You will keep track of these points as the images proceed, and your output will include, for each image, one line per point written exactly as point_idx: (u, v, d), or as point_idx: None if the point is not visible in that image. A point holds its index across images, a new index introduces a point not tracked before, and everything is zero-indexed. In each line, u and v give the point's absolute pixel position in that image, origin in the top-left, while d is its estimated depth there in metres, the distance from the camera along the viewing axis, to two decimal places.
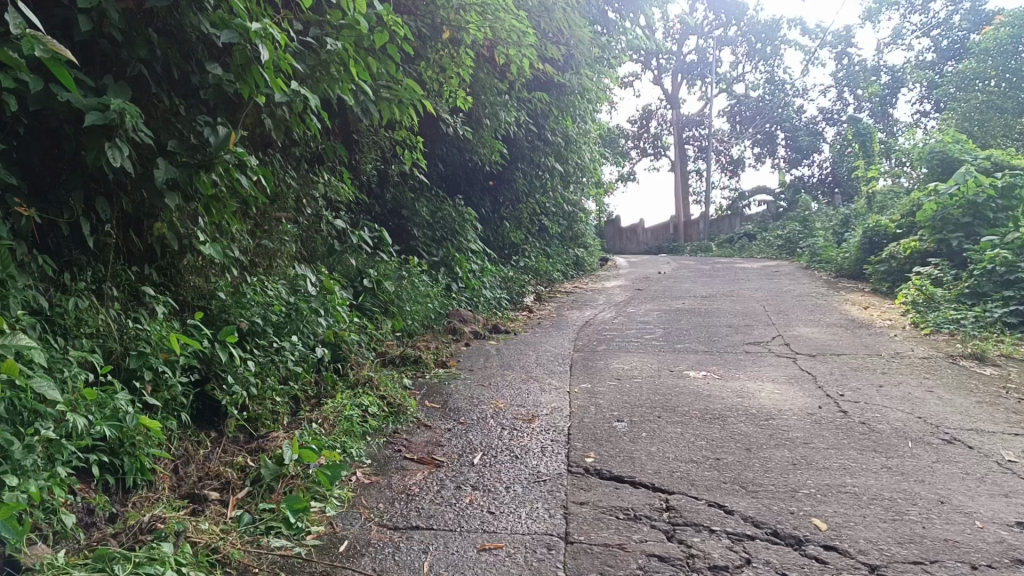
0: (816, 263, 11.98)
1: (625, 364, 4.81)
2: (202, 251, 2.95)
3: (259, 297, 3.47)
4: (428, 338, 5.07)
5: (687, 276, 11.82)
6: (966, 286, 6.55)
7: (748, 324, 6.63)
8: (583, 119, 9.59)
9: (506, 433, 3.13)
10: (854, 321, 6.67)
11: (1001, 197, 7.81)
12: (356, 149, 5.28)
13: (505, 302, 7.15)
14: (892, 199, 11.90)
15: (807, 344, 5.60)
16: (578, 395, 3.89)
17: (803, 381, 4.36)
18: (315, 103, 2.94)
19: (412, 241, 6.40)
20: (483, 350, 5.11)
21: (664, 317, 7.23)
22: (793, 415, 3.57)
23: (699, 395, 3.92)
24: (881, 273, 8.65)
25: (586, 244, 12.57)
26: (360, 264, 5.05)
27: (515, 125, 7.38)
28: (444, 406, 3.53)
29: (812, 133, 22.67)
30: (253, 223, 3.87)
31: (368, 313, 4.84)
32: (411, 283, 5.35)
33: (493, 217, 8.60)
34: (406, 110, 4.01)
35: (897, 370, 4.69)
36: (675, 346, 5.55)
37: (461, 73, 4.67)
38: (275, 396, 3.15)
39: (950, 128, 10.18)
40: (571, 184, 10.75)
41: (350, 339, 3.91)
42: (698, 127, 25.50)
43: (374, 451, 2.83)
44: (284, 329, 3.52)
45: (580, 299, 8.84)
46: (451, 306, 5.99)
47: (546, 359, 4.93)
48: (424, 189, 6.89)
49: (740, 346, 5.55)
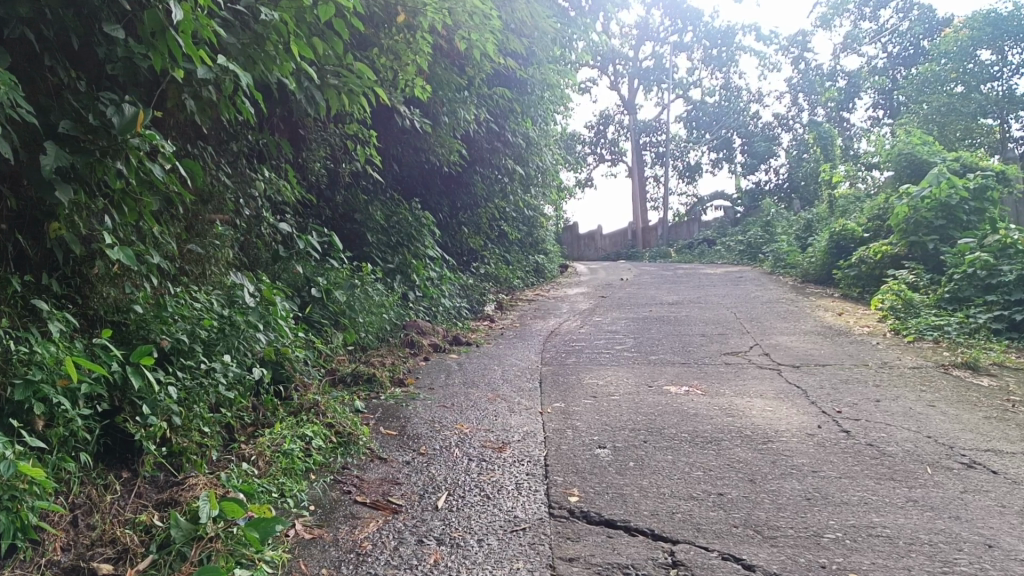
0: (780, 269, 11.75)
1: (599, 379, 4.41)
2: (110, 255, 2.44)
3: (187, 312, 3.00)
4: (383, 353, 4.64)
5: (651, 283, 11.51)
6: (947, 291, 6.29)
7: (723, 332, 6.29)
8: (543, 119, 9.20)
9: (474, 467, 2.70)
10: (832, 329, 6.37)
11: (974, 198, 7.60)
12: (303, 145, 4.83)
13: (465, 311, 6.73)
14: (855, 203, 11.72)
15: (788, 354, 5.26)
16: (553, 417, 3.48)
17: (794, 395, 4.01)
18: (245, 82, 2.50)
19: (365, 247, 5.96)
20: (445, 365, 4.68)
21: (633, 326, 6.86)
22: (794, 437, 3.19)
23: (687, 415, 3.54)
24: (851, 278, 8.39)
25: (546, 249, 12.20)
26: (308, 272, 4.60)
27: (475, 123, 6.96)
28: (402, 433, 3.10)
29: (768, 138, 22.63)
30: (181, 225, 3.39)
31: (317, 326, 4.39)
32: (364, 293, 4.91)
33: (451, 222, 8.17)
34: (357, 98, 3.57)
35: (890, 381, 4.37)
36: (650, 358, 5.18)
37: (418, 60, 4.24)
38: (202, 427, 2.70)
39: (916, 129, 10.00)
40: (531, 187, 10.34)
41: (293, 356, 3.46)
42: (655, 133, 25.33)
43: (319, 493, 2.39)
44: (215, 347, 3.04)
45: (543, 307, 8.46)
46: (407, 316, 5.55)
47: (513, 374, 4.51)
48: (377, 191, 6.44)
49: (719, 357, 5.20)
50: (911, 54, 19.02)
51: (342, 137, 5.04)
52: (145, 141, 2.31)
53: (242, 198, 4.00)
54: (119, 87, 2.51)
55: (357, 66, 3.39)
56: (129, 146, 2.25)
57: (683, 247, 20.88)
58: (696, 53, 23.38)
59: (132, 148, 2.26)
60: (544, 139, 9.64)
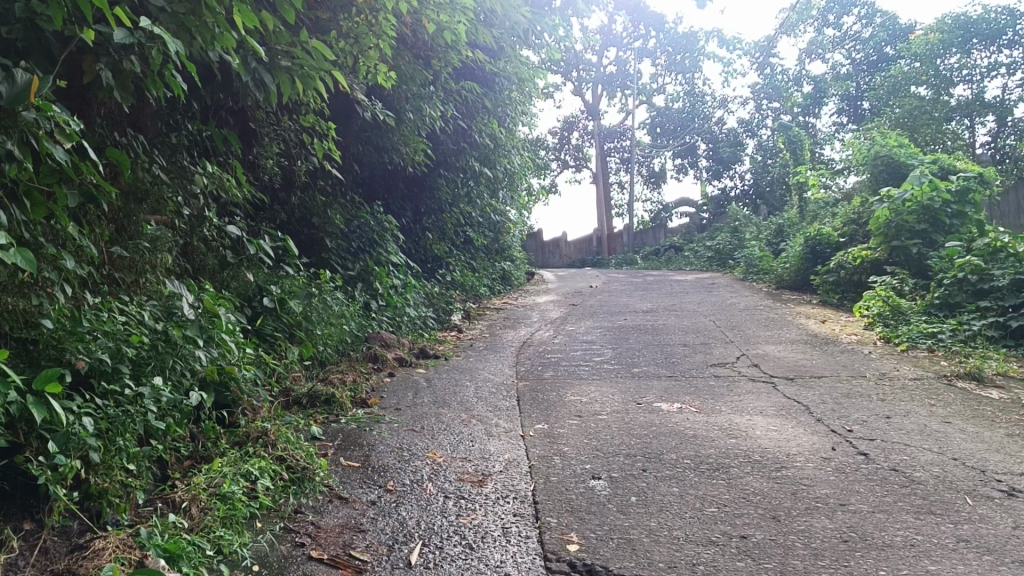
0: (752, 275, 11.51)
1: (581, 395, 4.04)
2: (6, 258, 1.97)
3: (112, 327, 2.55)
4: (344, 368, 4.24)
5: (622, 289, 11.20)
6: (936, 296, 6.03)
7: (705, 342, 5.96)
8: (511, 120, 8.82)
9: (451, 507, 2.30)
10: (818, 337, 6.08)
11: (957, 201, 7.37)
12: (254, 141, 4.41)
13: (431, 321, 6.34)
14: (827, 208, 11.51)
15: (778, 365, 4.94)
16: (536, 441, 3.09)
17: (795, 411, 3.67)
18: (174, 50, 2.10)
19: (324, 253, 5.53)
20: (411, 381, 4.26)
21: (609, 335, 6.51)
22: (808, 463, 2.84)
23: (685, 437, 3.17)
24: (830, 284, 8.14)
25: (512, 256, 11.82)
26: (260, 280, 4.18)
27: (441, 121, 6.56)
28: (365, 465, 2.68)
29: (733, 144, 22.54)
30: (106, 225, 2.95)
31: (269, 340, 3.97)
32: (323, 303, 4.49)
33: (415, 228, 7.77)
34: (312, 82, 3.15)
35: (894, 394, 4.05)
36: (633, 371, 4.82)
37: (382, 43, 3.83)
38: (127, 465, 2.28)
39: (891, 132, 9.78)
40: (499, 191, 9.95)
41: (240, 375, 3.03)
42: (619, 139, 25.12)
43: (263, 547, 1.97)
44: (146, 367, 2.61)
45: (512, 317, 8.07)
46: (370, 328, 5.14)
47: (487, 390, 4.12)
48: (336, 194, 6.01)
49: (706, 368, 4.86)
50: (874, 60, 19.05)
51: (297, 133, 4.61)
52: (44, 116, 1.96)
53: (185, 197, 3.57)
54: (20, 55, 2.12)
55: (311, 46, 2.98)
56: (21, 122, 1.91)
57: (650, 254, 20.67)
58: (661, 59, 23.24)
59: (26, 124, 1.93)
60: (511, 141, 9.26)
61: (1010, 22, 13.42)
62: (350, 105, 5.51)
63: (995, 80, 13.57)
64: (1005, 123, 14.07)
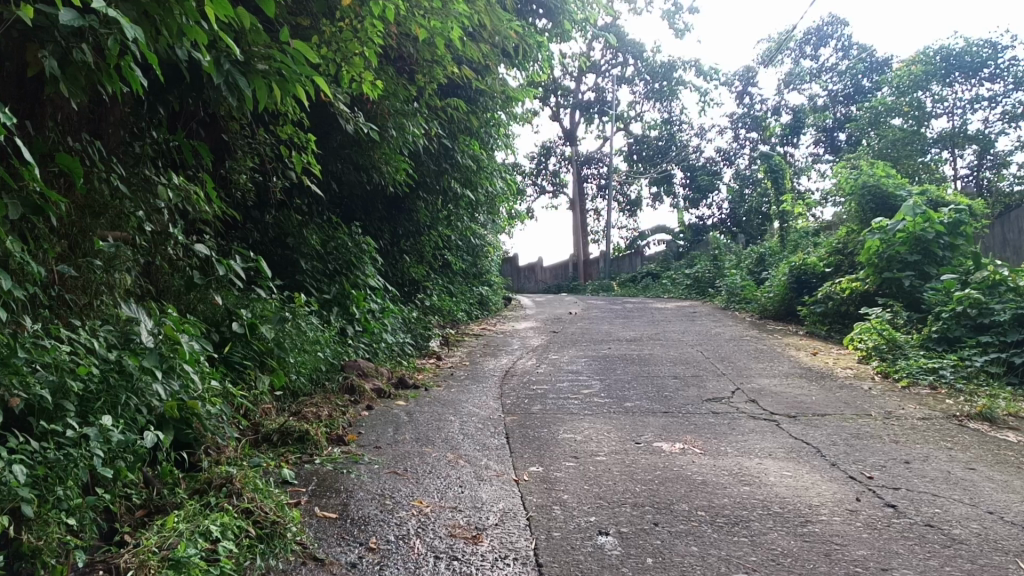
0: (734, 303, 11.32)
1: (574, 433, 3.75)
2: None
3: (56, 356, 2.24)
4: (318, 400, 3.93)
5: (603, 317, 10.96)
6: (934, 330, 5.85)
7: (696, 374, 5.70)
8: (494, 141, 8.56)
9: (444, 573, 2.00)
10: (813, 371, 5.84)
11: (949, 233, 7.23)
12: (226, 155, 4.12)
13: (409, 348, 6.04)
14: (811, 239, 11.38)
15: (777, 401, 4.70)
16: (533, 488, 2.79)
17: (806, 454, 3.42)
18: (133, 36, 1.81)
19: (299, 275, 5.22)
20: (390, 415, 3.96)
21: (595, 366, 6.25)
22: (835, 516, 2.57)
23: (694, 484, 2.89)
24: (818, 315, 7.95)
25: (489, 281, 11.54)
26: (228, 303, 3.87)
27: (425, 138, 6.29)
28: (344, 516, 2.37)
29: (711, 172, 22.52)
30: (51, 241, 2.65)
31: (237, 368, 3.66)
32: (296, 328, 4.19)
33: (393, 250, 7.49)
34: (292, 89, 2.87)
35: (906, 436, 3.80)
36: (626, 405, 4.55)
37: (369, 49, 3.55)
38: (66, 520, 1.96)
39: (877, 162, 9.62)
40: (479, 214, 9.69)
41: (203, 410, 2.71)
42: (597, 165, 25.01)
43: None
44: (94, 403, 2.30)
45: (492, 344, 7.78)
46: (347, 355, 4.83)
47: (471, 426, 3.82)
48: (312, 213, 5.71)
49: (702, 404, 4.60)
50: (851, 92, 19.14)
51: (273, 146, 4.33)
52: None
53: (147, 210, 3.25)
54: None
55: (291, 48, 2.70)
56: None
57: (627, 281, 20.52)
58: (640, 86, 23.22)
59: None
60: (494, 163, 9.01)
61: (991, 56, 13.48)
62: (329, 119, 5.23)
63: (975, 113, 13.62)
64: (983, 156, 14.14)
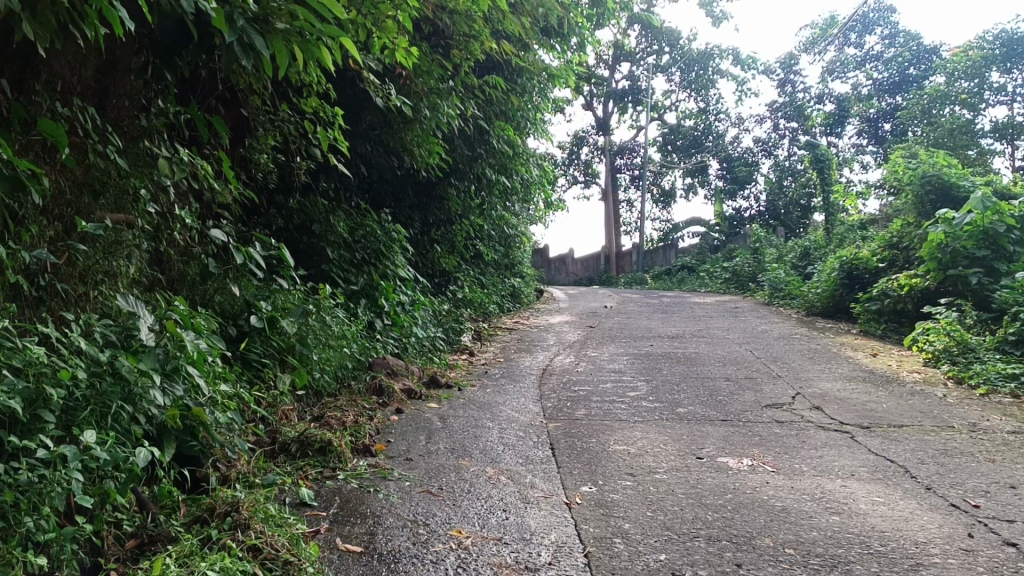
0: (778, 299, 10.84)
1: (625, 445, 3.37)
2: None
3: (31, 358, 1.91)
4: (343, 402, 3.58)
5: (639, 311, 10.52)
6: (1010, 332, 5.38)
7: (750, 377, 5.28)
8: (532, 126, 8.16)
9: None
10: (876, 374, 5.40)
11: (1021, 228, 6.70)
12: (246, 133, 3.80)
13: (440, 342, 5.68)
14: (860, 232, 10.85)
15: (845, 409, 4.28)
16: (587, 514, 2.42)
17: (893, 474, 3.00)
18: None
19: (324, 264, 4.88)
20: (422, 419, 3.60)
21: (639, 364, 5.85)
22: (950, 558, 2.17)
23: (774, 512, 2.50)
24: (874, 314, 7.48)
25: (521, 272, 11.15)
26: (246, 295, 3.54)
27: (460, 120, 5.90)
28: (369, 550, 2.02)
29: (748, 163, 21.92)
30: (36, 224, 2.33)
31: (255, 368, 3.33)
32: (321, 322, 3.84)
33: (423, 239, 7.13)
34: (314, 52, 2.51)
35: (1002, 454, 3.36)
36: (678, 411, 4.16)
37: (403, 12, 3.19)
38: (35, 560, 1.61)
39: (935, 151, 9.07)
40: (513, 203, 9.29)
41: (211, 418, 2.37)
42: (630, 155, 24.47)
43: None
44: (79, 413, 1.97)
45: (527, 339, 7.41)
46: (375, 351, 4.48)
47: (510, 433, 3.45)
48: (339, 198, 5.37)
49: (763, 411, 4.20)
50: (898, 81, 18.46)
51: (297, 123, 3.98)
52: None
53: (153, 190, 2.92)
54: None
55: (314, 4, 2.33)
56: None
57: (660, 274, 20.05)
58: (675, 75, 22.64)
59: None
60: (530, 149, 8.60)
61: None
62: (358, 96, 4.88)
63: None
64: None
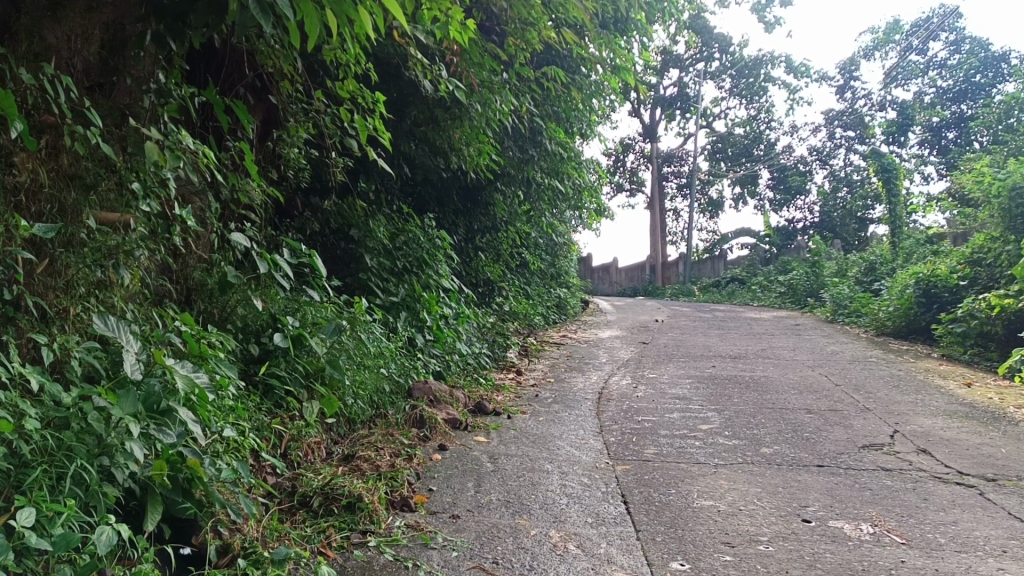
0: (842, 316, 10.15)
1: (710, 497, 2.82)
2: None
3: None
4: (378, 434, 3.08)
5: (693, 326, 9.93)
6: None
7: (834, 409, 4.68)
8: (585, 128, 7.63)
9: None
10: (979, 409, 4.76)
11: None
12: (276, 125, 3.36)
13: (485, 360, 5.17)
14: (933, 247, 10.12)
15: (959, 453, 3.67)
16: None
17: None
18: None
19: (361, 272, 4.40)
20: (470, 459, 3.08)
21: (704, 390, 5.29)
22: None
23: None
24: (959, 337, 6.79)
25: (567, 282, 10.62)
26: (269, 309, 3.06)
27: (513, 116, 5.40)
28: None
29: (801, 173, 21.14)
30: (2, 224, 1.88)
31: (276, 395, 2.84)
32: (357, 340, 3.34)
33: (468, 247, 6.64)
34: (352, 11, 1.99)
35: None
36: (761, 451, 3.60)
37: None
38: None
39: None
40: (561, 210, 8.76)
41: (211, 471, 1.88)
42: (677, 163, 23.80)
43: None
44: (28, 476, 1.49)
45: (577, 356, 6.88)
46: (416, 371, 3.98)
47: (575, 480, 2.92)
48: (379, 200, 4.90)
49: (861, 454, 3.61)
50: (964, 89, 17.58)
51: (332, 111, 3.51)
52: None
53: (156, 185, 2.45)
54: None
55: None
56: None
57: (709, 286, 19.39)
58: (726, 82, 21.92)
59: None
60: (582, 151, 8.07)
61: None
62: (403, 87, 4.41)
63: None
64: None
